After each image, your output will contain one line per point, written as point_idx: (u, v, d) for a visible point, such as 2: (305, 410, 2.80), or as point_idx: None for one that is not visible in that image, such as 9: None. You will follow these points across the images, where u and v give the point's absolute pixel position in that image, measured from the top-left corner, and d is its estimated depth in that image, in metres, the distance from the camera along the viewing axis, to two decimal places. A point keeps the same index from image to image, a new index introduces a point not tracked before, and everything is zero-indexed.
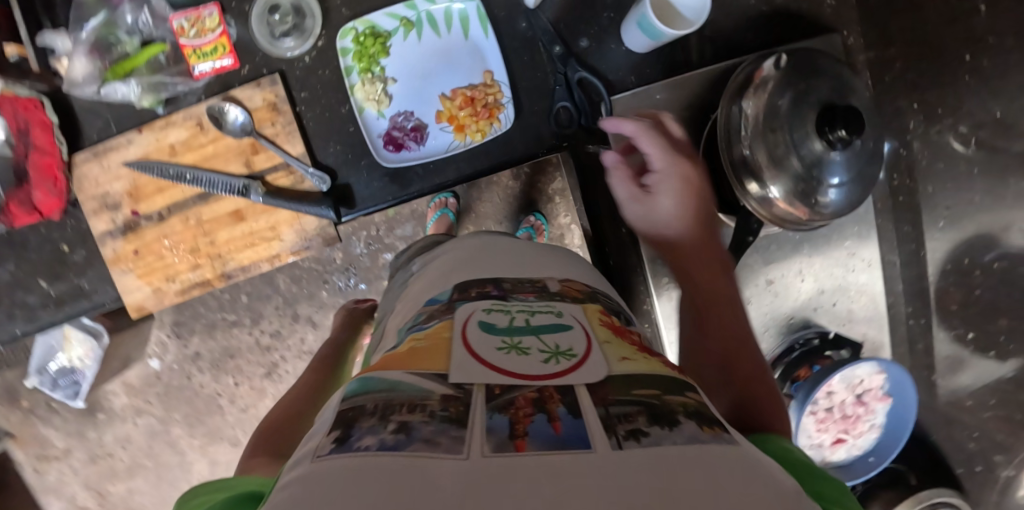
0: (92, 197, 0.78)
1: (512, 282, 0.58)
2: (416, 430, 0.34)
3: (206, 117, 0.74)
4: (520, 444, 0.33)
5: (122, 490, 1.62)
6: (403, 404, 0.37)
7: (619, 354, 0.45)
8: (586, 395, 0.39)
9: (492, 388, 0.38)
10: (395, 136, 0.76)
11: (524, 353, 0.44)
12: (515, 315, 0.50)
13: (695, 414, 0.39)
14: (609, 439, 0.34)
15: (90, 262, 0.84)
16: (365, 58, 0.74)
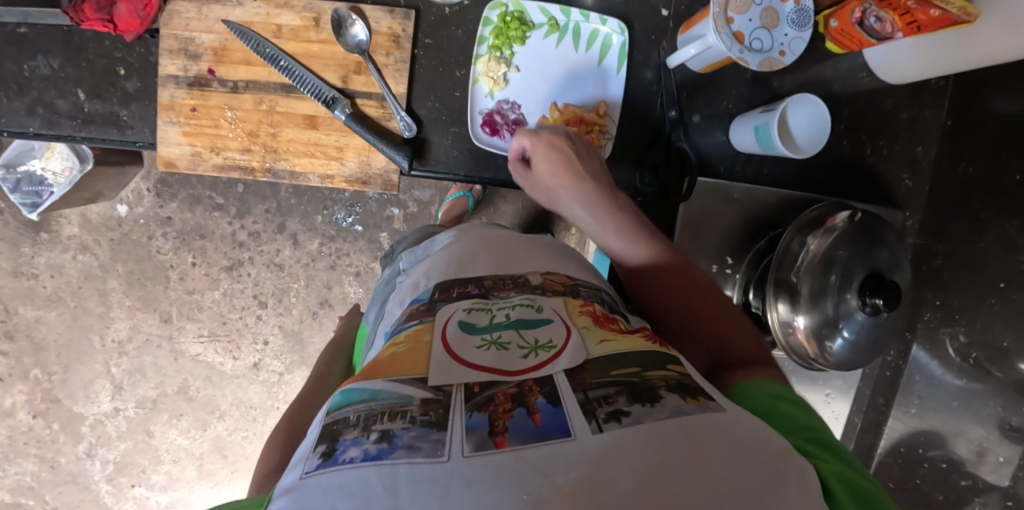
0: (175, 36, 0.74)
1: (495, 279, 0.58)
2: (399, 440, 0.36)
3: (328, 17, 0.73)
4: (500, 442, 0.35)
5: (31, 316, 1.59)
6: (384, 415, 0.38)
7: (598, 338, 0.47)
8: (565, 382, 0.41)
9: (470, 387, 0.40)
10: (495, 120, 0.75)
11: (505, 349, 0.45)
12: (495, 314, 0.51)
13: (677, 386, 0.42)
14: (589, 424, 0.37)
15: (139, 97, 0.79)
16: (504, 37, 0.73)
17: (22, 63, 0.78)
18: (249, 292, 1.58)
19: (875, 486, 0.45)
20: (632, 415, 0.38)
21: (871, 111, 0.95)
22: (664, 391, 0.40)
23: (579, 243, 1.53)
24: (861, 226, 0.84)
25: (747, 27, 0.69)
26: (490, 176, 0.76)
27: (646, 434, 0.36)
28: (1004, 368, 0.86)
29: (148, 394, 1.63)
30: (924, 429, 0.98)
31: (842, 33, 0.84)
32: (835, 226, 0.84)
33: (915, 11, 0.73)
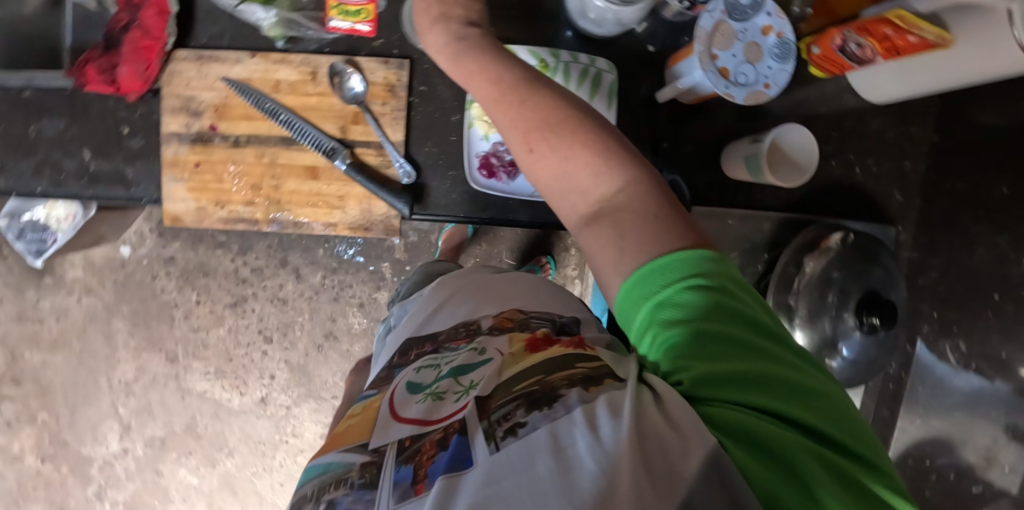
0: (177, 95, 0.77)
1: (449, 331, 0.66)
2: (342, 503, 0.43)
3: (324, 71, 0.75)
4: (420, 487, 0.41)
5: (37, 360, 1.60)
6: (333, 484, 0.45)
7: (517, 363, 0.51)
8: (474, 415, 0.45)
9: (401, 442, 0.47)
10: (491, 162, 0.76)
11: (441, 398, 0.52)
12: (440, 368, 0.58)
13: (579, 381, 0.45)
14: (488, 445, 0.41)
15: (142, 153, 0.81)
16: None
17: (28, 125, 0.80)
18: (253, 327, 1.59)
19: (798, 444, 0.41)
20: (529, 425, 0.41)
21: (857, 130, 0.97)
22: (564, 392, 0.44)
23: (579, 264, 1.54)
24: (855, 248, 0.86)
25: (732, 62, 0.71)
26: (490, 216, 0.77)
27: (542, 438, 0.39)
28: (1004, 375, 0.86)
29: (157, 434, 1.63)
30: (932, 436, 0.98)
31: (824, 59, 0.86)
32: (831, 247, 0.85)
33: (895, 38, 0.75)
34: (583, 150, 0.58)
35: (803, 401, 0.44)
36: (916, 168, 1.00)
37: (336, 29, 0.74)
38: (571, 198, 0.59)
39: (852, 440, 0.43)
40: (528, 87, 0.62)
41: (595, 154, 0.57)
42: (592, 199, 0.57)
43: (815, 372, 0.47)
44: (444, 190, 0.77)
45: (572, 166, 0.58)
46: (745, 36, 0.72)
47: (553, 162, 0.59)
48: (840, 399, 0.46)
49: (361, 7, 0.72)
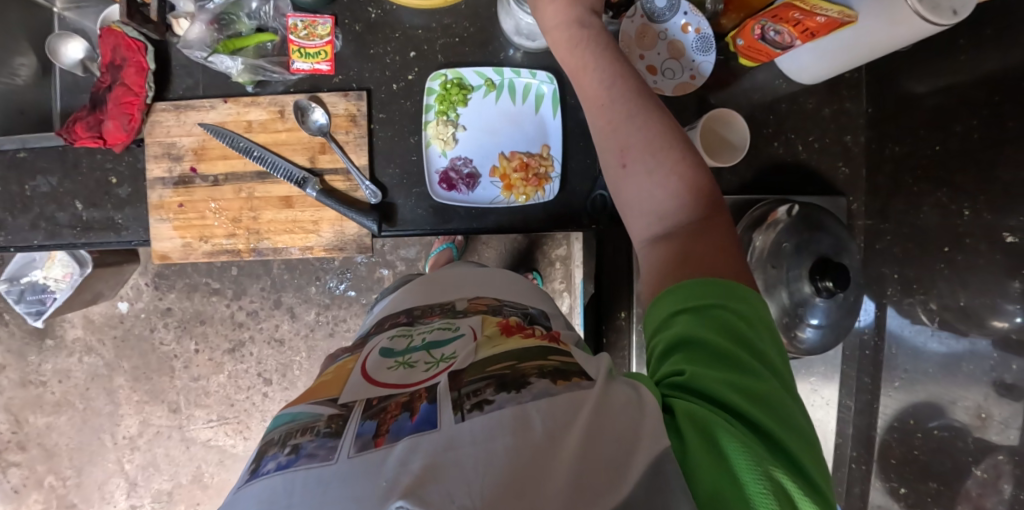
0: (159, 143, 0.84)
1: (424, 309, 0.72)
2: (303, 450, 0.45)
3: (290, 108, 0.83)
4: (378, 441, 0.44)
5: (42, 423, 1.64)
6: (299, 431, 0.47)
7: (493, 348, 0.55)
8: (445, 384, 0.49)
9: (367, 402, 0.50)
10: (451, 177, 0.83)
11: (411, 368, 0.56)
12: (414, 339, 0.63)
13: (549, 374, 0.50)
14: (454, 415, 0.45)
15: (131, 200, 0.87)
16: (447, 102, 0.82)
17: (24, 185, 0.87)
18: (252, 370, 1.63)
19: (734, 427, 0.49)
20: (493, 403, 0.46)
21: (794, 118, 1.04)
22: (533, 380, 0.48)
23: (565, 277, 1.58)
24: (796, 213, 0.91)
25: (658, 60, 0.79)
26: (454, 225, 0.84)
27: (508, 415, 0.44)
28: (975, 327, 0.85)
29: (164, 485, 1.65)
30: (915, 397, 0.94)
31: (749, 49, 0.93)
32: (785, 223, 0.91)
33: (805, 21, 0.82)
34: (650, 144, 0.66)
35: (759, 402, 0.50)
36: (858, 142, 1.06)
37: (298, 70, 0.82)
38: (623, 182, 0.68)
39: (804, 463, 0.49)
40: (607, 57, 0.71)
41: (664, 162, 0.65)
42: (647, 198, 0.65)
43: (791, 397, 0.53)
44: (410, 204, 0.83)
45: (630, 150, 0.67)
46: (666, 35, 0.79)
47: (619, 139, 0.67)
48: (806, 429, 0.51)
49: (320, 48, 0.81)
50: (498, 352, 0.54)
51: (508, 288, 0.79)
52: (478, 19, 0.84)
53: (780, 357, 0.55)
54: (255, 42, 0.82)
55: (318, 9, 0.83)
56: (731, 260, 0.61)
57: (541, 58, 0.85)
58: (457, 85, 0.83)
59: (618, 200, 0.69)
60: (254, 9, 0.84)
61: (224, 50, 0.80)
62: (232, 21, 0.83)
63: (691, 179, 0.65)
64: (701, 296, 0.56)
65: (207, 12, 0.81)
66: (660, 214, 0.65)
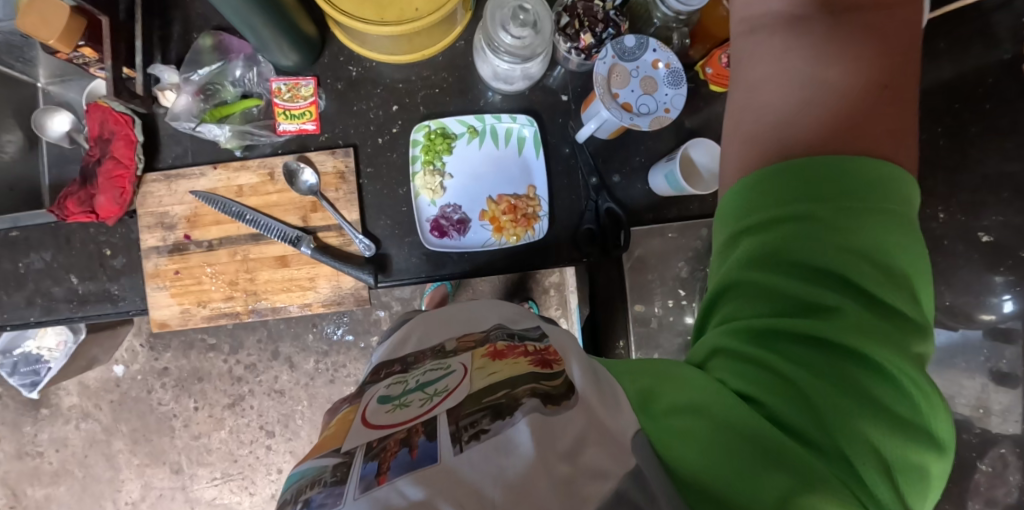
0: (151, 213, 0.85)
1: (418, 354, 0.60)
2: (311, 502, 0.39)
3: (280, 170, 0.84)
4: (383, 478, 0.38)
5: (40, 495, 1.60)
6: (306, 487, 0.41)
7: (489, 372, 0.48)
8: (444, 418, 0.43)
9: (368, 444, 0.43)
10: (439, 224, 0.86)
11: (405, 407, 0.47)
12: (410, 380, 0.53)
13: (543, 395, 0.44)
14: (452, 446, 0.40)
15: (126, 270, 0.88)
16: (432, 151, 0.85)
17: (18, 262, 0.87)
18: (254, 424, 1.61)
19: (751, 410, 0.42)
20: (493, 428, 0.41)
21: None
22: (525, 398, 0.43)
23: (560, 303, 1.59)
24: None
25: (632, 96, 0.80)
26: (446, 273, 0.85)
27: (500, 442, 0.40)
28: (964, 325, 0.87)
29: None
30: None
31: (718, 77, 0.93)
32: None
33: None
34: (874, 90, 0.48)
35: (804, 374, 0.43)
36: None
37: (285, 131, 0.84)
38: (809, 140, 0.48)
39: (847, 457, 0.40)
40: None
41: (884, 119, 0.48)
42: (768, 84, 0.51)
43: (897, 358, 0.42)
44: (405, 253, 0.85)
45: (830, 88, 0.49)
46: (639, 72, 0.81)
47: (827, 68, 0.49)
48: (894, 406, 0.41)
49: (304, 109, 0.83)
50: (491, 374, 0.47)
51: (509, 314, 0.65)
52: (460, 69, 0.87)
53: (901, 300, 0.43)
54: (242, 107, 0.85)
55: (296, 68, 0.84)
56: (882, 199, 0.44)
57: (520, 101, 0.88)
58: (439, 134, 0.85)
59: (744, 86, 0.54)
60: (238, 76, 0.87)
61: (211, 119, 0.83)
62: (218, 90, 0.86)
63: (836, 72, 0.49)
64: (760, 213, 0.48)
65: (192, 83, 0.84)
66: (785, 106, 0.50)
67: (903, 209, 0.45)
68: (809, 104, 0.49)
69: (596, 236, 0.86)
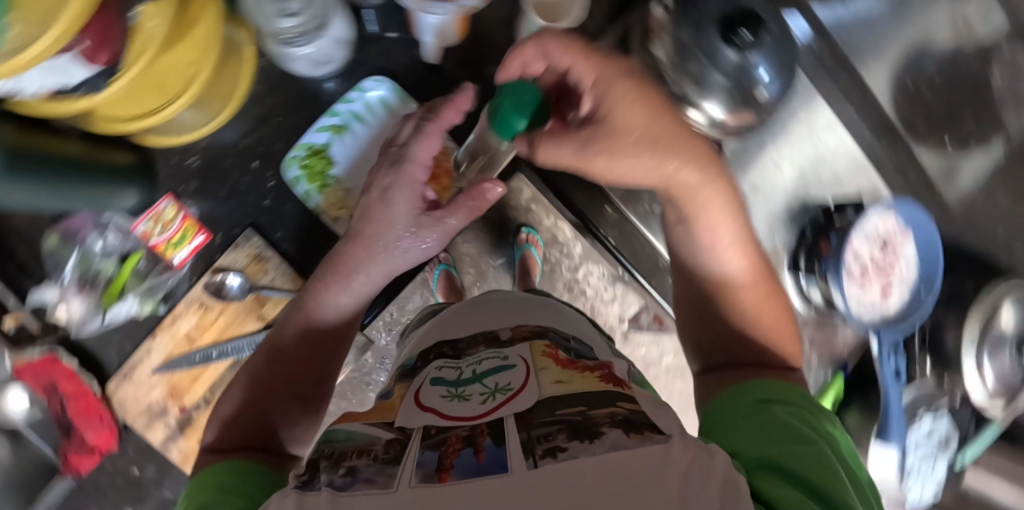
0: (139, 413, 0.82)
1: (468, 339, 0.64)
2: (357, 474, 0.41)
3: (207, 294, 0.81)
4: (444, 474, 0.39)
5: None
6: (354, 453, 0.45)
7: (555, 379, 0.51)
8: (512, 424, 0.44)
9: (427, 430, 0.46)
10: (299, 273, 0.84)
11: (464, 398, 0.51)
12: (464, 369, 0.57)
13: (622, 422, 0.43)
14: (526, 462, 0.39)
15: (163, 474, 0.85)
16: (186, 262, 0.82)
17: None
18: None
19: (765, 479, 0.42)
20: (570, 449, 0.39)
21: None
22: (606, 427, 0.42)
23: None
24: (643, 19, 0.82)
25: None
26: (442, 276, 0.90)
27: (571, 469, 0.37)
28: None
29: None
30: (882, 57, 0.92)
31: None
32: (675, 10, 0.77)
33: None
34: (691, 178, 0.61)
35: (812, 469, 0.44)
36: None
37: (183, 260, 0.82)
38: (711, 236, 0.63)
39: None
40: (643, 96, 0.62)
41: (764, 280, 0.67)
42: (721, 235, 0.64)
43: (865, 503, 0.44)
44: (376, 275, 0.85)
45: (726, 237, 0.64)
46: None
47: (701, 223, 0.63)
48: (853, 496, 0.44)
49: (181, 229, 0.81)
50: (563, 387, 0.50)
51: (563, 319, 0.70)
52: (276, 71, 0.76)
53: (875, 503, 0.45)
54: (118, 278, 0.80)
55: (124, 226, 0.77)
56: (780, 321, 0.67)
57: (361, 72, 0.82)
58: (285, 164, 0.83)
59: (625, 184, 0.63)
60: (102, 248, 0.80)
61: (105, 302, 0.80)
62: (97, 272, 0.80)
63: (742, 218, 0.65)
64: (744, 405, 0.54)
65: (71, 284, 0.79)
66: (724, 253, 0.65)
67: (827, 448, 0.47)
68: (713, 253, 0.64)
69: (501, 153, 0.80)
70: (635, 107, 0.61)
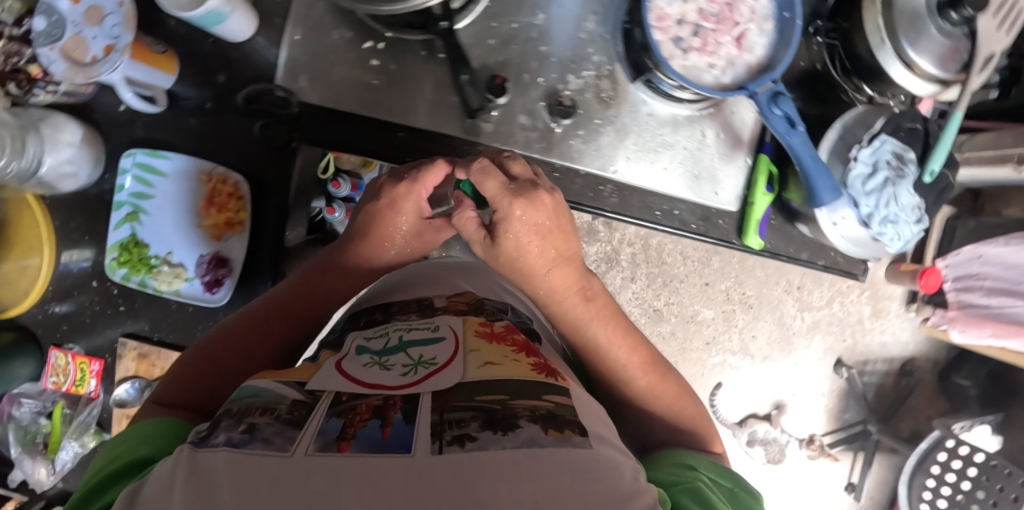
0: None
1: (400, 302, 0.53)
2: (257, 431, 0.33)
3: None
4: (344, 445, 0.31)
5: None
6: (258, 410, 0.35)
7: (483, 361, 0.42)
8: (427, 401, 0.36)
9: (337, 396, 0.37)
10: (219, 274, 0.63)
11: (386, 368, 0.41)
12: (391, 334, 0.47)
13: (545, 417, 0.35)
14: (430, 444, 0.31)
15: None
16: (144, 255, 0.62)
17: None
18: None
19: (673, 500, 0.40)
20: (480, 439, 0.32)
21: None
22: (523, 420, 0.34)
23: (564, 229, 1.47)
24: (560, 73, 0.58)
25: None
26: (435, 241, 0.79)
27: (477, 461, 0.30)
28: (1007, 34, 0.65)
29: None
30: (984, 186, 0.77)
31: None
32: (654, 87, 0.56)
33: None
34: (580, 299, 0.55)
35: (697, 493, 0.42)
36: None
37: None
38: (601, 327, 0.55)
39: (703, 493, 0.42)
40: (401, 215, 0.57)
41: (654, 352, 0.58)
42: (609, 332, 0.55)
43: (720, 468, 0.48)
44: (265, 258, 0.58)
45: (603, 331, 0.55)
46: None
47: (576, 315, 0.55)
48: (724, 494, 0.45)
49: None
50: (492, 374, 0.39)
51: (504, 295, 0.58)
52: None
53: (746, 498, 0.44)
54: (47, 418, 0.67)
55: (76, 242, 0.64)
56: (663, 380, 0.58)
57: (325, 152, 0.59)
58: (245, 201, 0.63)
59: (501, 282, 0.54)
60: None
61: (49, 458, 0.67)
62: None
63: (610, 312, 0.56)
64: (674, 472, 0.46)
65: None
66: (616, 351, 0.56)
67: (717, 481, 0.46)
68: (624, 336, 0.56)
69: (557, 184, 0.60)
70: (534, 220, 0.50)
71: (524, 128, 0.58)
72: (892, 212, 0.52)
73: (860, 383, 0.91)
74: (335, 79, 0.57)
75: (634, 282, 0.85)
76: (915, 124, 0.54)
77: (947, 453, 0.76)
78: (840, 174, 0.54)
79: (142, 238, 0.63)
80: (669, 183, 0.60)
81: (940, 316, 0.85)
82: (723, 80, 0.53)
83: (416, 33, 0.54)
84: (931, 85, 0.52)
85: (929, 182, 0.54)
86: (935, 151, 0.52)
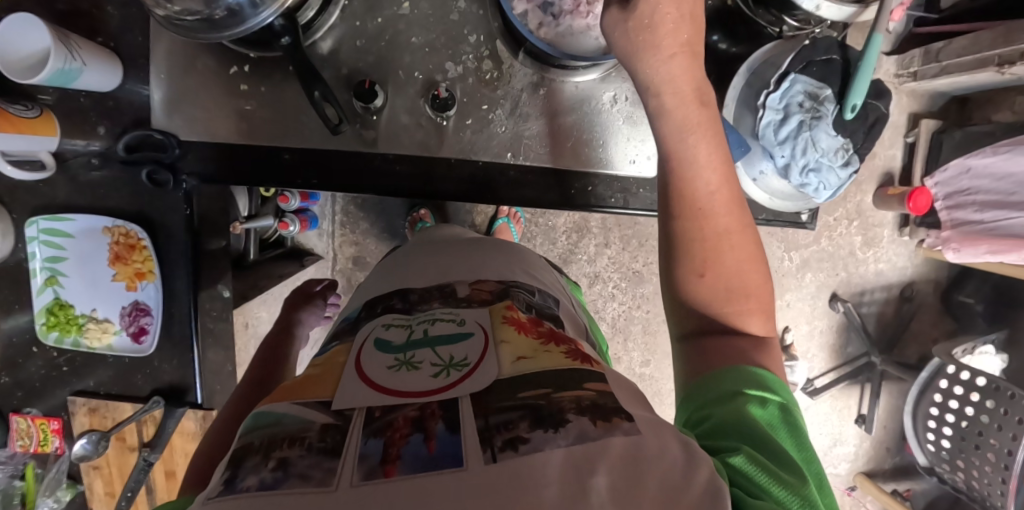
0: None
1: (420, 292, 0.35)
2: (289, 468, 0.21)
3: None
4: (391, 468, 0.21)
5: None
6: (283, 441, 0.23)
7: (518, 357, 0.27)
8: (467, 401, 0.24)
9: (368, 412, 0.24)
10: (143, 322, 0.50)
11: (413, 369, 0.27)
12: (413, 327, 0.31)
13: (591, 409, 0.23)
14: (480, 453, 0.21)
15: None
16: (72, 315, 0.50)
17: None
18: None
19: (728, 433, 0.28)
20: (533, 441, 0.22)
21: None
22: (570, 413, 0.23)
23: None
24: (451, 60, 0.45)
25: None
26: (401, 234, 0.78)
27: (535, 475, 0.20)
28: None
29: None
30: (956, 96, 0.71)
31: None
32: (549, 66, 0.44)
33: None
34: (693, 98, 0.35)
35: (734, 426, 0.28)
36: None
37: None
38: (704, 140, 0.35)
39: (760, 441, 0.27)
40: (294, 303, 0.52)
41: (747, 226, 0.36)
42: (692, 162, 0.34)
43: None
44: (206, 291, 0.50)
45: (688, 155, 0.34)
46: None
47: (675, 113, 0.34)
48: None
49: None
50: (530, 369, 0.26)
51: (536, 272, 0.41)
52: (104, 21, 0.44)
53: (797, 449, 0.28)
54: (22, 478, 0.58)
55: None
56: (751, 271, 0.35)
57: (240, 173, 0.46)
58: (150, 250, 0.48)
59: (414, 267, 0.39)
60: None
61: None
62: None
63: (708, 133, 0.35)
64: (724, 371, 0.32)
65: None
66: (707, 180, 0.34)
67: (782, 421, 0.29)
68: (722, 179, 0.35)
69: (523, 179, 0.47)
70: None
71: (409, 129, 0.46)
72: (812, 160, 0.46)
73: (859, 315, 0.88)
74: (203, 113, 0.45)
75: (608, 247, 0.83)
76: (830, 55, 0.46)
77: (947, 380, 0.74)
78: (750, 124, 0.48)
79: (68, 300, 0.50)
80: (574, 153, 0.47)
81: (935, 237, 0.79)
82: (608, 42, 0.43)
83: (274, 50, 0.42)
84: (850, 9, 0.40)
85: (851, 119, 0.46)
86: (856, 82, 0.45)
